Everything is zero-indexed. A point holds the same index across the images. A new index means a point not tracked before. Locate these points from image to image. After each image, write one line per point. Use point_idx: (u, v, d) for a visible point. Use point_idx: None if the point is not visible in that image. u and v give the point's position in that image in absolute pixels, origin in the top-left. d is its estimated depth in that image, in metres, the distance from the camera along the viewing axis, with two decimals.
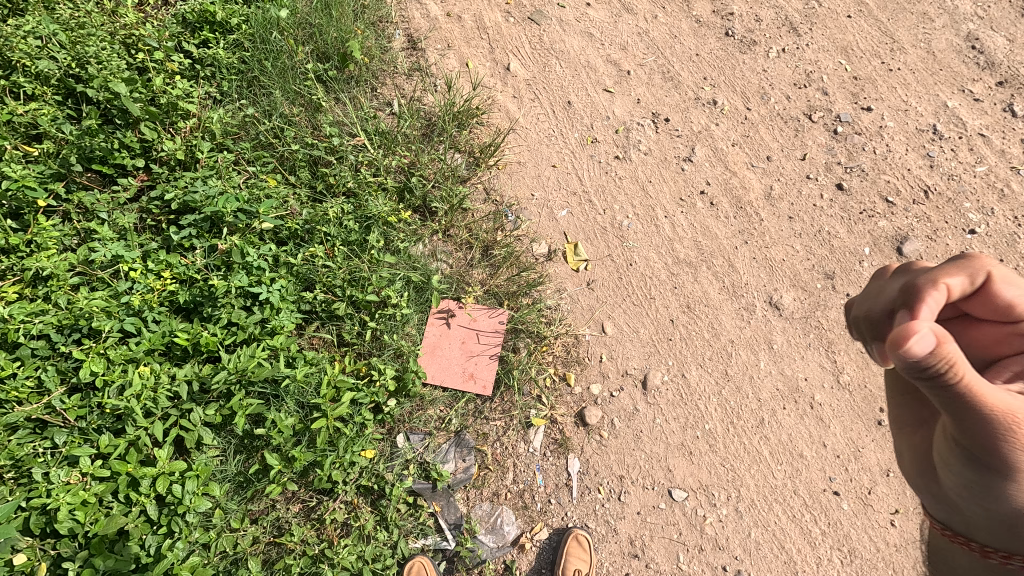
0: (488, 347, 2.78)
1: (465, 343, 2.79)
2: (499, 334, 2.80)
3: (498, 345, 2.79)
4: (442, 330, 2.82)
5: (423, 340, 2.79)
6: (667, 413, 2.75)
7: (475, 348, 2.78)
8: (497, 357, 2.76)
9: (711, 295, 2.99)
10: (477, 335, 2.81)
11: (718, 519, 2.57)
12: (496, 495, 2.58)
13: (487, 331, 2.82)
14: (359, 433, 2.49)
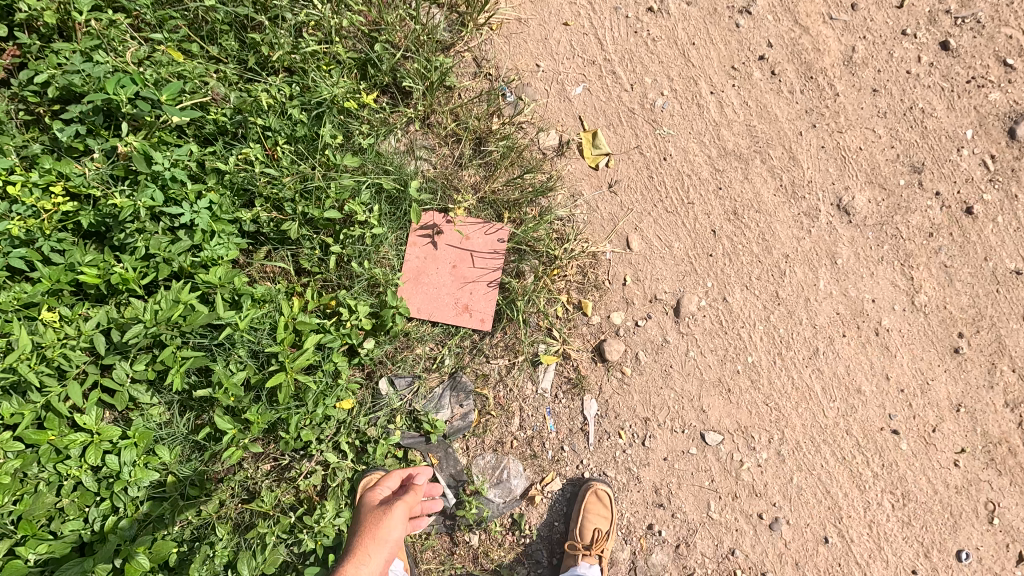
0: (485, 272, 2.24)
1: (456, 268, 2.25)
2: (498, 256, 2.24)
3: (498, 269, 2.24)
4: (426, 251, 2.25)
5: (404, 264, 2.24)
6: (702, 344, 2.29)
7: (469, 273, 2.24)
8: (497, 284, 2.23)
9: (764, 197, 2.36)
10: (471, 257, 2.25)
11: (756, 464, 2.23)
12: (500, 444, 2.21)
13: (483, 251, 2.25)
14: (332, 384, 2.06)
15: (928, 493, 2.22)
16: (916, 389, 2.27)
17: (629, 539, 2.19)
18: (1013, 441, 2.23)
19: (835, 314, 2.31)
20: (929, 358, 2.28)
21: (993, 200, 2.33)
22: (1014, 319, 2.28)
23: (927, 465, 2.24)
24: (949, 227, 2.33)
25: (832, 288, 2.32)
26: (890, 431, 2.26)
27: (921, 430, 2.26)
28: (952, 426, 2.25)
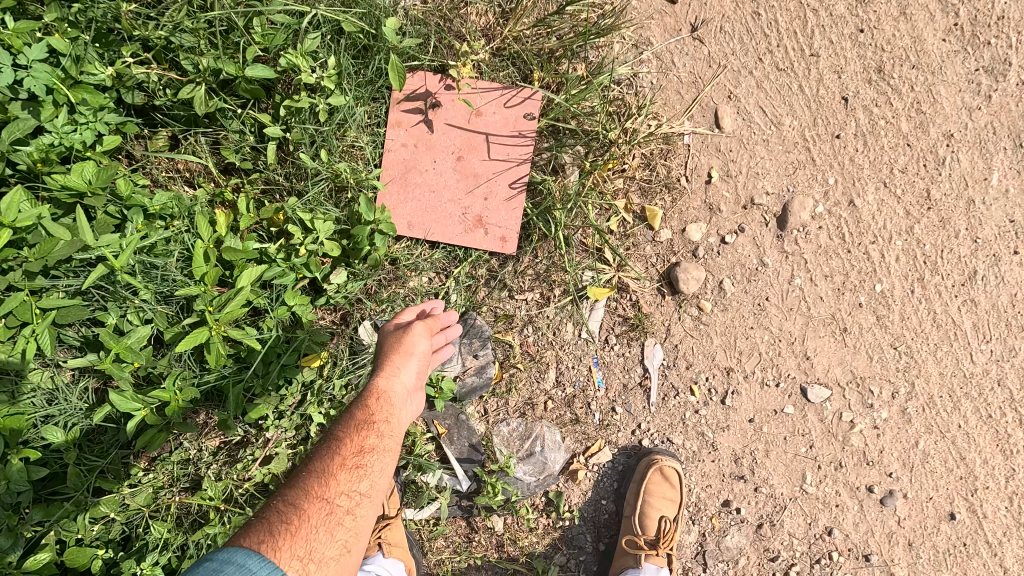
0: (505, 167, 1.51)
1: (460, 161, 1.51)
2: (524, 141, 1.50)
3: (524, 162, 1.50)
4: (414, 136, 1.50)
5: (385, 158, 1.50)
6: (814, 268, 1.62)
7: (481, 168, 1.51)
8: (523, 185, 1.51)
9: (924, 45, 1.56)
10: (483, 143, 1.51)
11: (872, 426, 1.66)
12: (530, 405, 1.63)
13: (501, 134, 1.50)
14: (287, 336, 1.41)
15: None
16: None
17: (698, 519, 1.69)
18: None
19: (1008, 222, 1.60)
20: None
21: None
22: None
23: None
24: None
25: (1008, 185, 1.59)
26: None
27: None
28: None
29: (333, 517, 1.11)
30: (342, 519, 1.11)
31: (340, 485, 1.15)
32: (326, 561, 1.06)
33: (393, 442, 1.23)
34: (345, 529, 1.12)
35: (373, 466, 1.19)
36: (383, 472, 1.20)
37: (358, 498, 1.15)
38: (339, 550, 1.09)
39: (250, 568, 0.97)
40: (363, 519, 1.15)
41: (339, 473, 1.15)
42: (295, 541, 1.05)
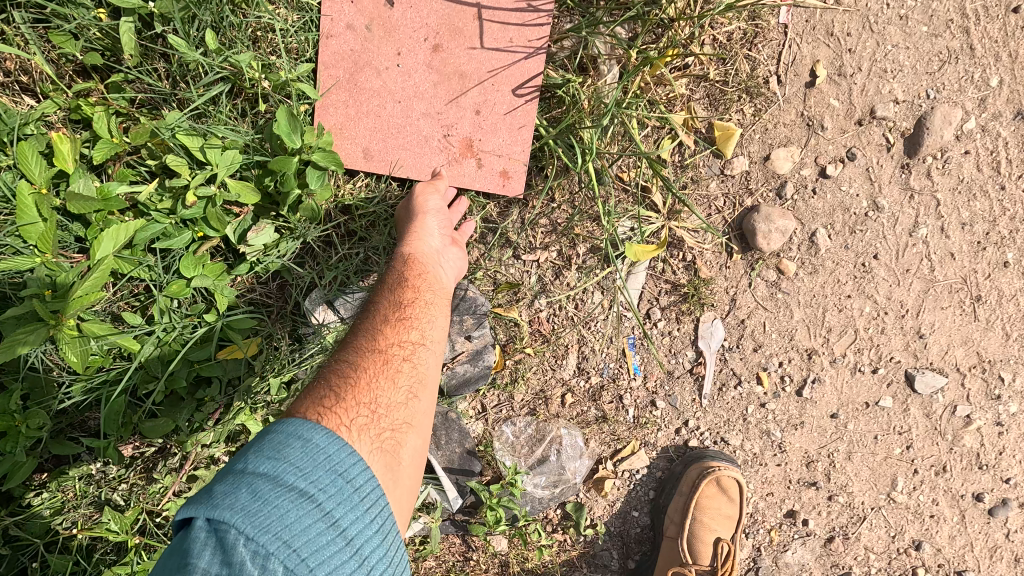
0: (506, 61, 1.00)
1: (438, 52, 1.00)
2: (534, 20, 0.99)
3: (533, 53, 0.99)
4: (364, 15, 0.98)
5: (320, 50, 0.98)
6: (947, 212, 1.14)
7: (469, 63, 1.00)
8: (534, 90, 1.01)
9: None
10: (471, 25, 0.99)
11: (993, 422, 1.26)
12: (542, 400, 1.22)
13: (498, 10, 0.99)
14: (192, 324, 0.98)
15: None
16: None
17: (752, 532, 1.33)
18: None
19: None
20: None
21: None
22: None
23: None
24: None
25: None
26: None
27: None
28: None
29: (392, 365, 0.79)
30: (403, 364, 0.79)
31: (391, 335, 0.82)
32: (399, 417, 0.75)
33: (444, 289, 0.90)
34: (409, 375, 0.79)
35: (425, 310, 0.86)
36: (441, 320, 0.87)
37: (416, 347, 0.82)
38: (411, 403, 0.77)
39: (319, 438, 0.67)
40: (433, 367, 0.82)
41: (385, 323, 0.83)
42: (355, 400, 0.74)
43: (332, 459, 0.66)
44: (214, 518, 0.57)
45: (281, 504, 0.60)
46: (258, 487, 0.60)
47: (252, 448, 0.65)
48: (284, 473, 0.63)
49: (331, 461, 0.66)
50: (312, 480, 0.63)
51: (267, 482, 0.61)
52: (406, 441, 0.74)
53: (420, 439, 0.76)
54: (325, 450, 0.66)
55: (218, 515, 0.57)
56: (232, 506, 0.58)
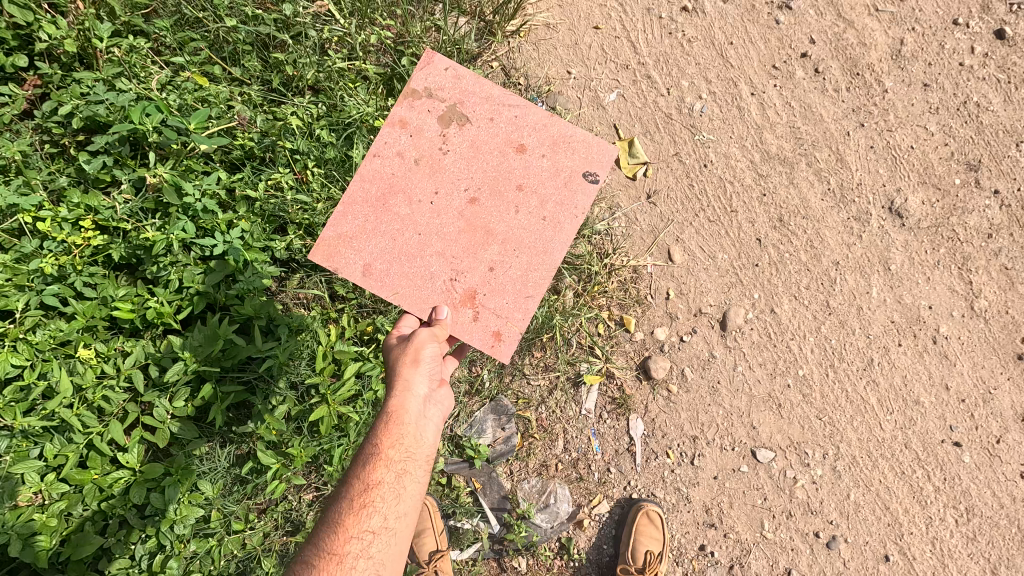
0: (523, 243, 1.68)
1: (471, 203, 1.68)
2: (566, 216, 1.70)
3: (538, 229, 1.69)
4: (422, 158, 1.70)
5: (385, 161, 1.69)
6: (750, 358, 2.20)
7: (486, 220, 1.68)
8: (542, 274, 1.66)
9: (811, 203, 2.25)
10: (506, 194, 1.70)
11: (811, 481, 2.15)
12: (545, 467, 2.14)
13: (535, 194, 1.71)
14: (371, 414, 2.00)
15: (993, 507, 2.13)
16: (977, 399, 2.18)
17: (681, 561, 2.13)
18: None
19: (890, 321, 2.21)
20: (991, 365, 2.19)
21: None
22: None
23: (992, 479, 2.15)
24: (1009, 226, 2.22)
25: (885, 296, 2.22)
26: (952, 443, 2.17)
27: (984, 441, 2.17)
28: (1017, 437, 2.16)
29: (347, 560, 1.32)
30: (358, 554, 1.33)
31: (350, 530, 1.35)
32: None
33: (402, 474, 1.43)
34: (364, 565, 1.32)
35: (381, 502, 1.40)
36: (398, 501, 1.41)
37: (369, 539, 1.36)
38: None
39: None
40: (384, 549, 1.36)
41: (350, 518, 1.37)
42: None
43: None
44: None
45: None
46: None
47: None
48: None
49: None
50: None
51: None
52: None
53: None
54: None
55: None
56: None
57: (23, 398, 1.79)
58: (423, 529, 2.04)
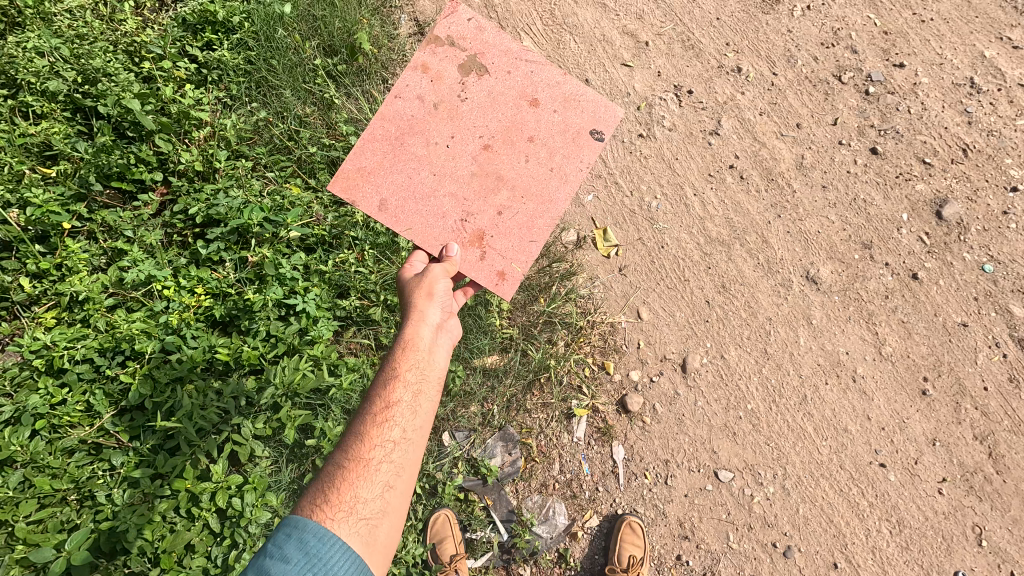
0: (531, 187, 2.21)
1: (484, 149, 2.21)
2: (571, 166, 2.23)
3: (540, 180, 2.21)
4: (442, 106, 2.21)
5: (410, 104, 2.20)
6: (708, 395, 2.74)
7: (496, 166, 2.20)
8: (546, 221, 2.18)
9: (746, 273, 2.92)
10: (517, 145, 2.22)
11: (765, 497, 2.60)
12: (544, 487, 2.61)
13: (544, 146, 2.23)
14: None
15: (919, 519, 2.57)
16: (895, 427, 2.69)
17: (662, 569, 2.54)
18: (987, 469, 2.62)
19: (817, 364, 2.78)
20: (902, 399, 2.73)
21: (933, 267, 2.90)
22: (969, 363, 2.76)
23: (916, 494, 2.60)
24: (901, 289, 2.87)
25: (811, 344, 2.81)
26: (878, 464, 2.64)
27: (905, 462, 2.65)
28: (931, 458, 2.64)
29: (371, 465, 1.51)
30: (380, 459, 1.52)
31: (374, 439, 1.55)
32: (374, 503, 1.47)
33: (418, 388, 1.66)
34: (386, 470, 1.51)
35: (400, 416, 1.59)
36: (416, 413, 1.62)
37: (392, 446, 1.55)
38: (387, 490, 1.49)
39: (310, 529, 1.37)
40: (405, 453, 1.56)
41: (372, 429, 1.56)
42: (343, 496, 1.46)
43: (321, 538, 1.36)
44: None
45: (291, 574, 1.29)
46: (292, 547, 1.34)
47: (277, 535, 1.37)
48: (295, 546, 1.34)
49: (329, 542, 1.36)
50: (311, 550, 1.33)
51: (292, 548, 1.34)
52: (381, 524, 1.46)
53: (390, 522, 1.47)
54: (322, 536, 1.36)
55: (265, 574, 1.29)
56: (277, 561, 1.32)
57: (137, 424, 2.42)
58: (444, 537, 2.45)
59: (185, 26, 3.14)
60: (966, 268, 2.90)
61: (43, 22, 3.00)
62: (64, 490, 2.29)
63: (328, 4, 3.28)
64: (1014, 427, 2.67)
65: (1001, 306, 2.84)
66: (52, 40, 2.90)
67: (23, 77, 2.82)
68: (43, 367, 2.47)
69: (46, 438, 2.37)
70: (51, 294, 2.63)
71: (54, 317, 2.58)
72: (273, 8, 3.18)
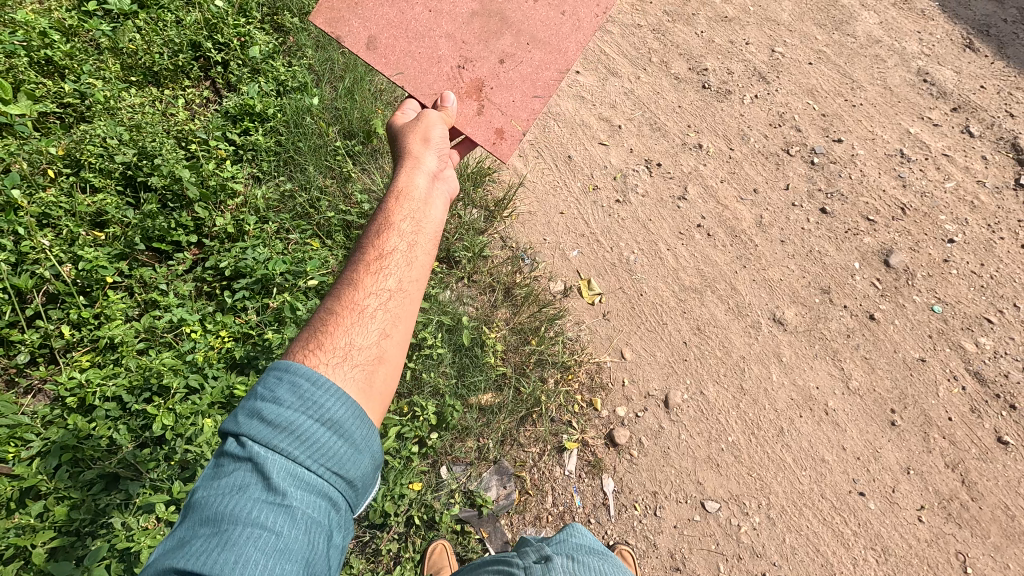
0: (538, 34, 2.37)
1: None
2: (583, 11, 2.40)
3: (547, 26, 2.37)
4: None
5: None
6: (690, 429, 2.92)
7: (500, 8, 2.35)
8: (551, 73, 2.35)
9: (718, 316, 3.22)
10: None
11: (752, 527, 2.69)
12: (538, 519, 2.71)
13: None
14: (406, 467, 2.60)
15: (904, 546, 2.64)
16: (869, 456, 2.84)
17: None
18: (962, 496, 2.74)
19: (790, 399, 2.99)
20: (873, 430, 2.90)
21: (888, 308, 3.20)
22: (932, 396, 2.97)
23: (897, 522, 2.70)
24: (861, 329, 3.15)
25: (783, 380, 3.03)
26: (857, 493, 2.77)
27: (882, 490, 2.77)
28: (907, 486, 2.77)
29: (366, 311, 1.64)
30: (375, 306, 1.65)
31: (368, 287, 1.67)
32: (368, 346, 1.59)
33: (410, 245, 1.80)
34: (381, 318, 1.64)
35: (393, 270, 1.73)
36: (410, 268, 1.76)
37: (387, 295, 1.68)
38: (384, 338, 1.62)
39: (303, 369, 1.45)
40: (398, 301, 1.69)
41: (367, 278, 1.69)
42: (336, 338, 1.57)
43: (317, 381, 1.44)
44: (253, 415, 1.38)
45: (287, 413, 1.38)
46: (288, 384, 1.42)
47: (272, 373, 1.46)
48: (290, 385, 1.42)
49: (324, 387, 1.44)
50: (308, 391, 1.42)
51: (288, 385, 1.42)
52: (379, 369, 1.59)
53: (388, 369, 1.61)
54: (314, 382, 1.44)
55: (259, 414, 1.37)
56: (270, 401, 1.39)
57: (156, 455, 2.57)
58: (441, 568, 2.45)
59: (227, 116, 3.69)
60: (917, 309, 3.20)
61: (108, 115, 3.49)
62: (80, 521, 2.39)
63: (348, 99, 3.92)
64: (982, 454, 2.82)
65: (954, 343, 3.10)
66: (116, 128, 3.37)
67: (86, 158, 3.25)
68: (75, 404, 2.68)
69: (67, 471, 2.49)
70: (88, 340, 2.90)
71: (88, 359, 2.82)
72: (303, 102, 3.79)
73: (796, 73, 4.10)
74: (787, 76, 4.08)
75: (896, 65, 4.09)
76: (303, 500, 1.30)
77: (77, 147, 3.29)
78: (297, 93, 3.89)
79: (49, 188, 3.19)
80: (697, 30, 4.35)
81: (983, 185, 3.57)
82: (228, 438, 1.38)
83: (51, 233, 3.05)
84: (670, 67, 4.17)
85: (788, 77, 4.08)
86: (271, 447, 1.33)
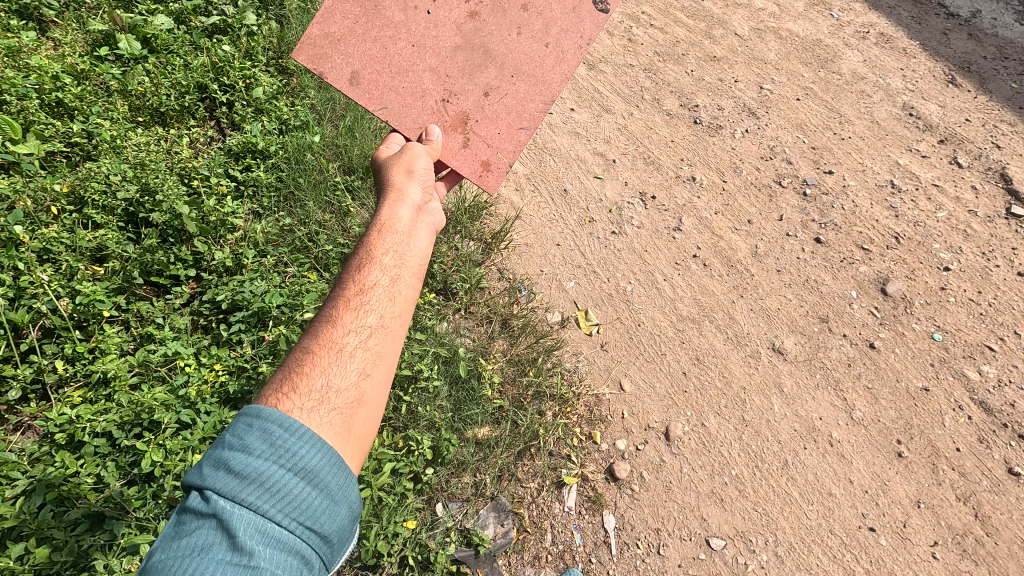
0: (522, 66, 2.41)
1: (470, 22, 2.40)
2: (567, 42, 2.42)
3: (532, 57, 2.41)
4: None
5: None
6: (692, 462, 2.85)
7: (483, 41, 2.40)
8: (535, 107, 2.40)
9: (716, 346, 3.19)
10: (513, 19, 2.42)
11: (759, 565, 2.59)
12: (537, 558, 2.62)
13: (540, 20, 2.42)
14: (401, 504, 2.52)
15: None
16: (878, 489, 2.76)
17: None
18: (976, 531, 2.64)
19: (794, 430, 2.93)
20: (880, 461, 2.83)
21: (887, 337, 3.18)
22: (938, 426, 2.91)
23: (910, 559, 2.59)
24: (862, 358, 3.12)
25: (785, 411, 2.98)
26: (868, 528, 2.67)
27: (893, 526, 2.67)
28: (919, 521, 2.68)
29: (345, 350, 1.63)
30: (354, 344, 1.65)
31: (347, 325, 1.67)
32: (346, 387, 1.58)
33: (393, 279, 1.81)
34: (360, 357, 1.64)
35: (374, 305, 1.73)
36: (392, 303, 1.77)
37: (367, 332, 1.68)
38: (364, 378, 1.62)
39: (276, 414, 1.44)
40: (379, 338, 1.69)
41: (346, 315, 1.69)
42: (312, 379, 1.56)
43: (291, 426, 1.43)
44: (220, 465, 1.35)
45: (258, 462, 1.35)
46: (260, 431, 1.41)
47: (245, 418, 1.44)
48: (262, 432, 1.41)
49: (298, 433, 1.43)
50: (281, 438, 1.41)
51: (259, 432, 1.41)
52: (358, 412, 1.57)
53: (367, 410, 1.60)
54: (288, 428, 1.43)
55: (228, 464, 1.35)
56: (241, 450, 1.37)
57: (143, 493, 2.51)
58: None
59: (230, 154, 3.77)
60: (917, 337, 3.17)
61: (114, 153, 3.57)
62: (62, 564, 2.30)
63: (349, 136, 4.03)
64: (994, 486, 2.74)
65: (956, 371, 3.07)
66: (122, 165, 3.44)
67: (90, 195, 3.30)
68: (63, 441, 2.63)
69: (52, 510, 2.39)
70: (81, 375, 2.88)
71: (80, 395, 2.79)
72: (304, 139, 3.89)
73: (785, 109, 4.21)
74: (776, 112, 4.19)
75: (882, 100, 4.20)
76: (271, 560, 1.26)
77: (81, 184, 3.35)
78: (299, 131, 3.99)
79: (52, 224, 3.22)
80: (688, 69, 4.50)
81: (975, 214, 3.61)
82: (193, 492, 1.34)
83: (50, 268, 3.07)
84: (663, 104, 4.29)
85: (777, 112, 4.19)
86: (237, 501, 1.29)
